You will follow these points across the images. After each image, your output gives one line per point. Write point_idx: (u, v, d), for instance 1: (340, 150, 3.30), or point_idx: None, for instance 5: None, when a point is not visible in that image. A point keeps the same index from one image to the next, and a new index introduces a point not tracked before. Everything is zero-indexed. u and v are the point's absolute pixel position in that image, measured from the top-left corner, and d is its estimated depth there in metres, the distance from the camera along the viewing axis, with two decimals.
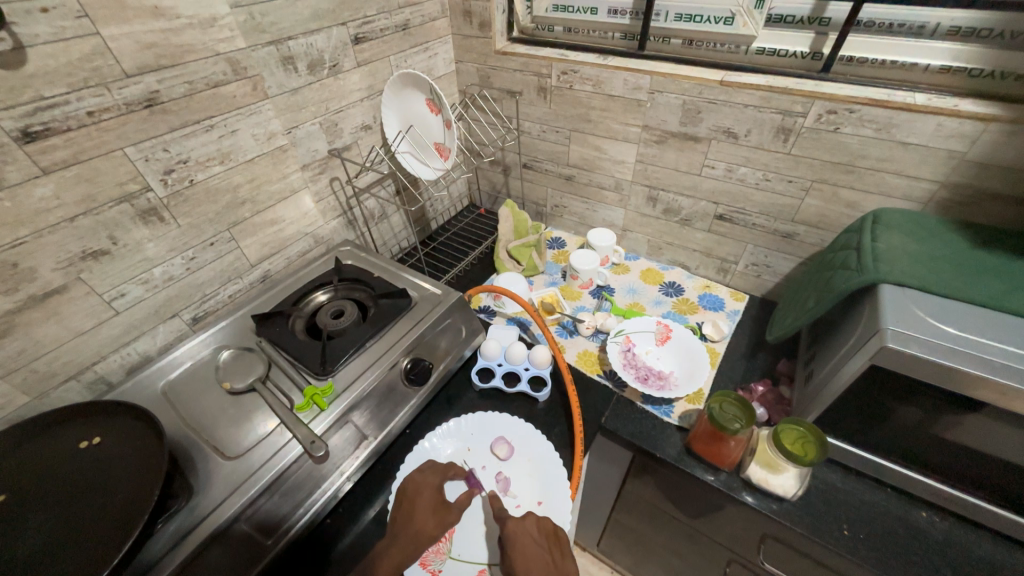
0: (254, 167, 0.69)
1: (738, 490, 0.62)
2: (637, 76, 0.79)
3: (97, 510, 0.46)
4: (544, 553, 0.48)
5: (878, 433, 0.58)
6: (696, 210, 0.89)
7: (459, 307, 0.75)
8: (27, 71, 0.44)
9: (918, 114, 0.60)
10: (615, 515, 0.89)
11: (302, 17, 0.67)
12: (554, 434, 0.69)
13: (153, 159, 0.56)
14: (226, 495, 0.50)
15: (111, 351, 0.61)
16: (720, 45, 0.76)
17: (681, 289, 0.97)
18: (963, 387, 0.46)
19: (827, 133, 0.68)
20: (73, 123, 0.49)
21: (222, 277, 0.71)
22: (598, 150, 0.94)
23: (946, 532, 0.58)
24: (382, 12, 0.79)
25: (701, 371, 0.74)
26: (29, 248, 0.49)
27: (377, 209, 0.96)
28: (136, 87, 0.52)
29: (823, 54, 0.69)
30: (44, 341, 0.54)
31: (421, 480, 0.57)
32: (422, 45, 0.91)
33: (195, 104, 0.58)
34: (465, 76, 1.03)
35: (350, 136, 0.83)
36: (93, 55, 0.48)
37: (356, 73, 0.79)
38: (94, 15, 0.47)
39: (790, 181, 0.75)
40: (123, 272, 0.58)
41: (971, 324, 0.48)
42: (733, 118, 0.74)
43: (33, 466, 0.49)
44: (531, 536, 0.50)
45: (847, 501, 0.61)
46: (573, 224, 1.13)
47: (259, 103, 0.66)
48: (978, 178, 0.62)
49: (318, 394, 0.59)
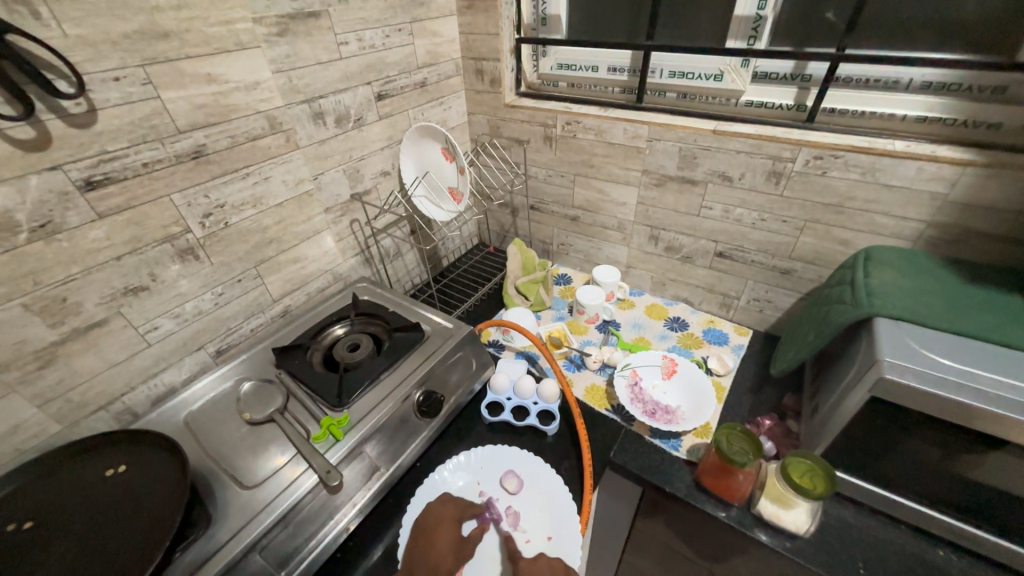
0: (282, 210, 0.74)
1: (750, 527, 0.61)
2: (637, 126, 0.85)
3: (118, 538, 0.48)
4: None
5: (886, 466, 0.58)
6: (697, 248, 0.93)
7: (469, 341, 0.78)
8: (95, 129, 0.50)
9: (899, 160, 0.65)
10: (626, 556, 0.87)
11: (333, 78, 0.75)
12: (563, 467, 0.69)
13: (194, 204, 0.62)
14: (242, 525, 0.52)
15: (140, 382, 0.64)
16: (713, 98, 0.83)
17: (685, 323, 0.99)
18: (964, 417, 0.47)
19: (816, 176, 0.72)
20: (130, 173, 0.54)
21: (246, 311, 0.75)
22: (601, 192, 1.00)
23: (966, 572, 0.57)
24: (403, 72, 0.88)
25: (708, 404, 0.75)
26: (78, 284, 0.54)
27: (393, 247, 1.01)
28: (186, 141, 0.58)
29: (807, 106, 0.75)
30: (81, 372, 0.57)
31: (441, 510, 0.58)
32: (438, 100, 0.99)
33: (235, 155, 0.64)
34: (477, 126, 1.11)
35: (370, 181, 0.90)
36: (152, 115, 0.55)
37: (378, 125, 0.87)
38: (157, 82, 0.54)
39: (784, 221, 0.79)
40: (158, 306, 0.62)
41: (965, 355, 0.50)
42: (727, 163, 0.79)
43: (60, 493, 0.51)
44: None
45: (862, 538, 0.60)
46: (579, 261, 1.17)
47: (290, 153, 0.72)
48: (961, 218, 0.65)
49: (334, 425, 0.61)
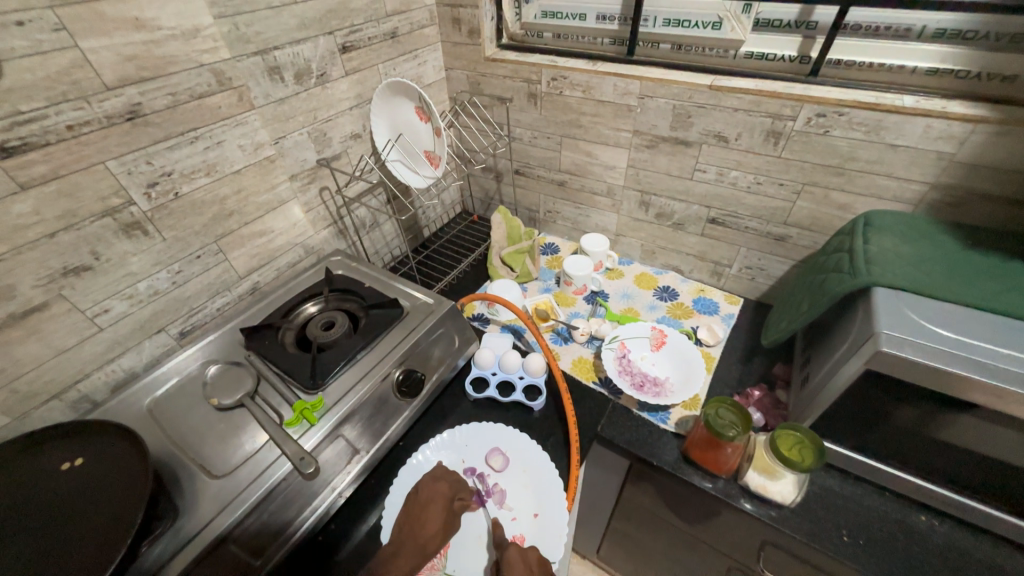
0: (240, 179, 0.68)
1: (737, 498, 0.61)
2: (627, 81, 0.79)
3: (78, 534, 0.45)
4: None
5: (875, 436, 0.57)
6: (688, 214, 0.89)
7: (451, 316, 0.74)
8: (2, 85, 0.43)
9: (906, 116, 0.60)
10: (613, 523, 0.88)
11: (288, 26, 0.66)
12: (549, 443, 0.68)
13: (135, 172, 0.55)
14: (213, 515, 0.49)
15: (95, 368, 0.59)
16: (709, 50, 0.76)
17: (675, 293, 0.96)
18: (960, 390, 0.46)
19: (817, 136, 0.68)
20: (52, 137, 0.48)
21: (210, 290, 0.70)
22: (589, 155, 0.94)
23: (946, 536, 0.57)
24: (370, 21, 0.79)
25: (697, 376, 0.73)
26: (6, 265, 0.48)
27: (369, 217, 0.95)
28: (117, 99, 0.51)
29: (811, 58, 0.69)
30: (24, 361, 0.52)
31: (434, 487, 0.57)
32: (411, 53, 0.90)
33: (179, 116, 0.57)
34: (456, 83, 1.02)
35: (339, 145, 0.82)
36: (72, 68, 0.47)
37: (344, 81, 0.79)
38: (73, 28, 0.46)
39: (781, 185, 0.75)
40: (106, 287, 0.57)
41: (965, 325, 0.48)
42: (723, 122, 0.74)
43: (10, 490, 0.48)
44: (527, 564, 0.49)
45: (846, 506, 0.61)
46: (566, 229, 1.13)
47: (245, 114, 0.65)
48: (966, 179, 0.62)
49: (308, 409, 0.58)
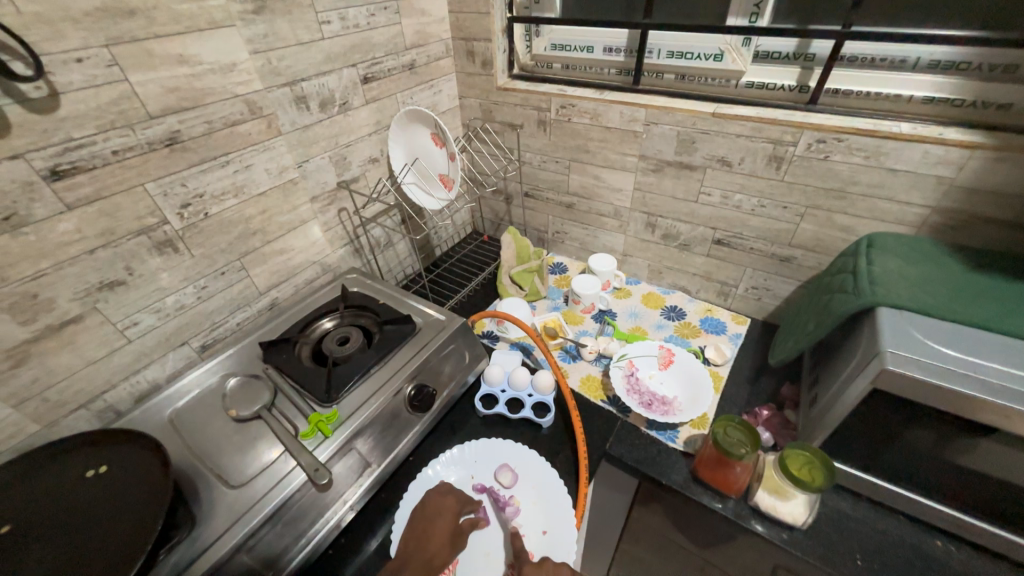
0: (265, 200, 0.71)
1: (747, 518, 0.61)
2: (633, 109, 0.83)
3: (100, 540, 0.46)
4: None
5: (886, 457, 0.57)
6: (694, 235, 0.91)
7: (462, 332, 0.76)
8: (58, 115, 0.47)
9: (904, 142, 0.63)
10: (622, 545, 0.87)
11: (315, 60, 0.71)
12: (558, 460, 0.68)
13: (170, 194, 0.59)
14: (228, 525, 0.50)
15: (121, 379, 0.62)
16: (712, 80, 0.80)
17: (682, 312, 0.97)
18: (967, 409, 0.46)
19: (817, 161, 0.70)
20: (98, 162, 0.51)
21: (231, 305, 0.73)
22: (597, 179, 0.97)
23: (963, 562, 0.56)
24: (390, 54, 0.84)
25: (705, 395, 0.74)
26: (49, 279, 0.51)
27: (383, 237, 0.98)
28: (159, 127, 0.55)
29: (810, 87, 0.72)
30: (57, 370, 0.55)
31: (441, 501, 0.58)
32: (427, 82, 0.95)
33: (213, 142, 0.61)
34: (469, 110, 1.07)
35: (358, 168, 0.87)
36: (120, 100, 0.51)
37: (365, 109, 0.83)
38: (124, 64, 0.51)
39: (784, 207, 0.77)
40: (137, 301, 0.60)
41: (971, 345, 0.49)
42: (726, 147, 0.77)
43: (37, 495, 0.49)
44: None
45: (859, 529, 0.60)
46: (574, 250, 1.15)
47: (273, 140, 0.69)
48: (967, 203, 0.63)
49: (322, 421, 0.59)
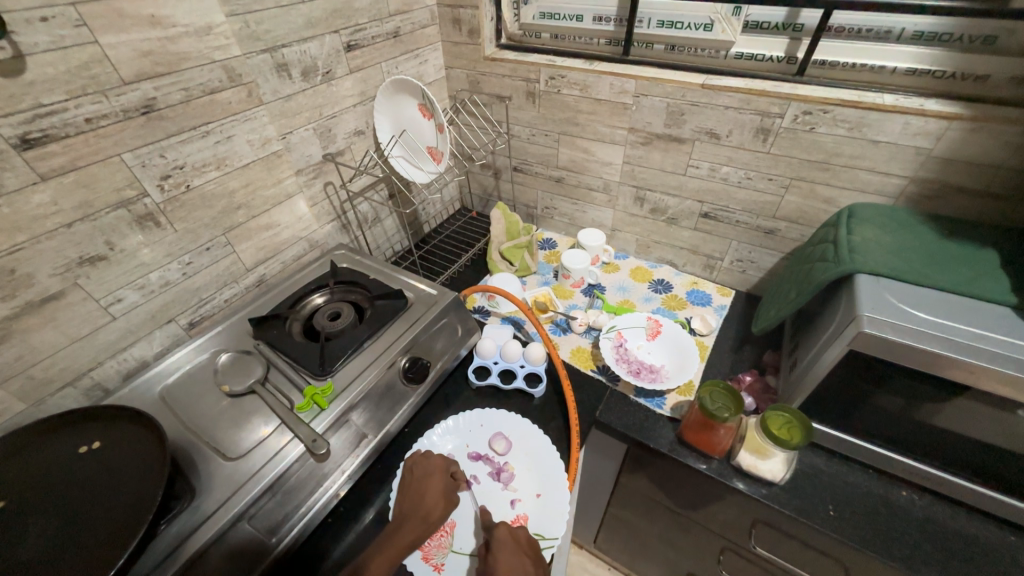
0: (248, 173, 0.69)
1: (730, 477, 0.64)
2: (623, 80, 0.82)
3: (98, 513, 0.46)
4: (526, 564, 0.49)
5: (858, 416, 0.60)
6: (682, 209, 0.92)
7: (454, 306, 0.77)
8: (25, 79, 0.45)
9: (887, 114, 0.64)
10: (611, 508, 0.91)
11: (296, 25, 0.68)
12: (549, 428, 0.70)
13: (149, 165, 0.57)
14: (227, 496, 0.51)
15: (108, 357, 0.61)
16: (702, 50, 0.80)
17: (669, 285, 0.99)
18: (936, 367, 0.49)
19: (804, 133, 0.71)
20: (71, 130, 0.49)
21: (218, 281, 0.72)
22: (586, 152, 0.97)
23: (925, 510, 0.61)
24: (374, 20, 0.81)
25: (691, 363, 0.76)
26: (25, 254, 0.49)
27: (371, 213, 0.97)
28: (133, 94, 0.53)
29: (797, 58, 0.72)
30: (41, 348, 0.54)
31: (428, 464, 0.60)
32: (412, 51, 0.92)
33: (191, 110, 0.59)
34: (455, 82, 1.05)
35: (344, 141, 0.84)
36: (92, 63, 0.49)
37: (349, 79, 0.81)
38: (93, 24, 0.48)
39: (770, 180, 0.79)
40: (119, 277, 0.59)
41: (939, 308, 0.52)
42: (715, 119, 0.77)
43: (28, 473, 0.49)
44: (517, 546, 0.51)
45: (833, 484, 0.64)
46: (563, 225, 1.15)
47: (254, 109, 0.67)
48: (944, 173, 0.65)
49: (318, 394, 0.60)
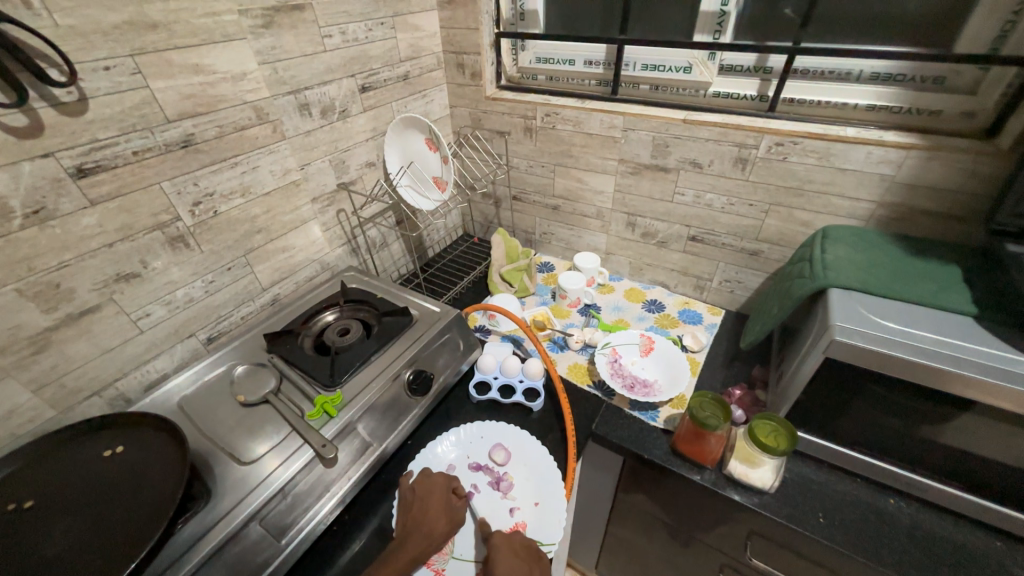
0: (270, 200, 0.76)
1: (723, 487, 0.66)
2: (612, 116, 0.90)
3: (121, 511, 0.49)
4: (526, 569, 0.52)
5: (842, 424, 0.63)
6: (671, 233, 0.98)
7: (456, 323, 0.81)
8: (86, 118, 0.52)
9: (851, 144, 0.70)
10: (611, 526, 0.92)
11: (317, 70, 0.77)
12: (547, 440, 0.73)
13: (184, 192, 0.63)
14: (240, 498, 0.54)
15: (132, 368, 0.65)
16: (683, 90, 0.88)
17: (662, 305, 1.04)
18: (903, 372, 0.53)
19: (777, 162, 0.78)
20: (120, 161, 0.56)
21: (236, 299, 0.76)
22: (580, 182, 1.04)
23: (913, 517, 0.62)
24: (386, 65, 0.90)
25: (683, 377, 0.80)
26: (71, 270, 0.55)
27: (379, 237, 1.03)
28: (174, 130, 0.60)
29: (768, 96, 0.80)
30: (74, 358, 0.58)
31: (432, 481, 0.61)
32: (420, 92, 1.01)
33: (223, 144, 0.66)
34: (459, 119, 1.13)
35: (356, 172, 0.92)
36: (142, 104, 0.56)
37: (362, 117, 0.89)
38: (146, 72, 0.55)
39: (750, 205, 0.85)
40: (149, 293, 0.64)
41: (904, 317, 0.56)
42: (697, 150, 0.84)
43: (56, 475, 0.52)
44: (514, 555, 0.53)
45: (823, 492, 0.66)
46: (560, 249, 1.21)
47: (277, 143, 0.74)
48: (908, 197, 0.71)
49: (328, 403, 0.63)
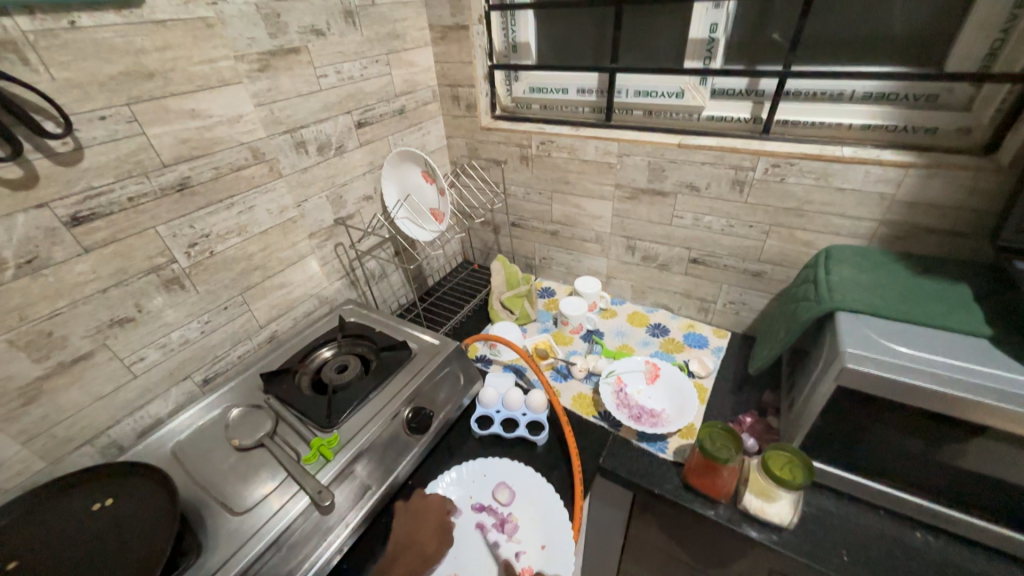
0: (267, 238, 0.76)
1: (739, 523, 0.63)
2: (607, 143, 0.90)
3: (108, 570, 0.47)
4: None
5: (860, 453, 0.61)
6: (672, 255, 0.97)
7: (457, 355, 0.79)
8: (81, 167, 0.52)
9: (848, 164, 0.70)
10: (624, 564, 0.87)
11: (313, 109, 0.78)
12: (553, 476, 0.70)
13: (179, 235, 0.63)
14: (233, 551, 0.51)
15: (126, 415, 0.63)
16: (676, 114, 0.88)
17: (666, 329, 1.02)
18: (920, 400, 0.50)
19: (776, 183, 0.77)
20: (115, 208, 0.56)
21: (232, 338, 0.75)
22: (577, 207, 1.04)
23: (942, 552, 0.59)
24: (382, 101, 0.91)
25: (691, 406, 0.77)
26: (63, 318, 0.54)
27: (378, 269, 1.03)
28: (171, 174, 0.60)
29: (762, 119, 0.80)
30: (66, 407, 0.57)
31: (428, 501, 0.64)
32: (416, 125, 1.03)
33: (219, 185, 0.66)
34: (456, 149, 1.14)
35: (353, 206, 0.92)
36: (138, 151, 0.56)
37: (359, 151, 0.89)
38: (143, 119, 0.56)
39: (750, 226, 0.84)
40: (144, 337, 0.63)
41: (917, 341, 0.54)
42: (693, 174, 0.84)
43: (43, 531, 0.50)
44: None
45: (845, 526, 0.62)
46: (561, 274, 1.20)
47: (274, 182, 0.74)
48: (910, 216, 0.70)
49: (324, 445, 0.61)
